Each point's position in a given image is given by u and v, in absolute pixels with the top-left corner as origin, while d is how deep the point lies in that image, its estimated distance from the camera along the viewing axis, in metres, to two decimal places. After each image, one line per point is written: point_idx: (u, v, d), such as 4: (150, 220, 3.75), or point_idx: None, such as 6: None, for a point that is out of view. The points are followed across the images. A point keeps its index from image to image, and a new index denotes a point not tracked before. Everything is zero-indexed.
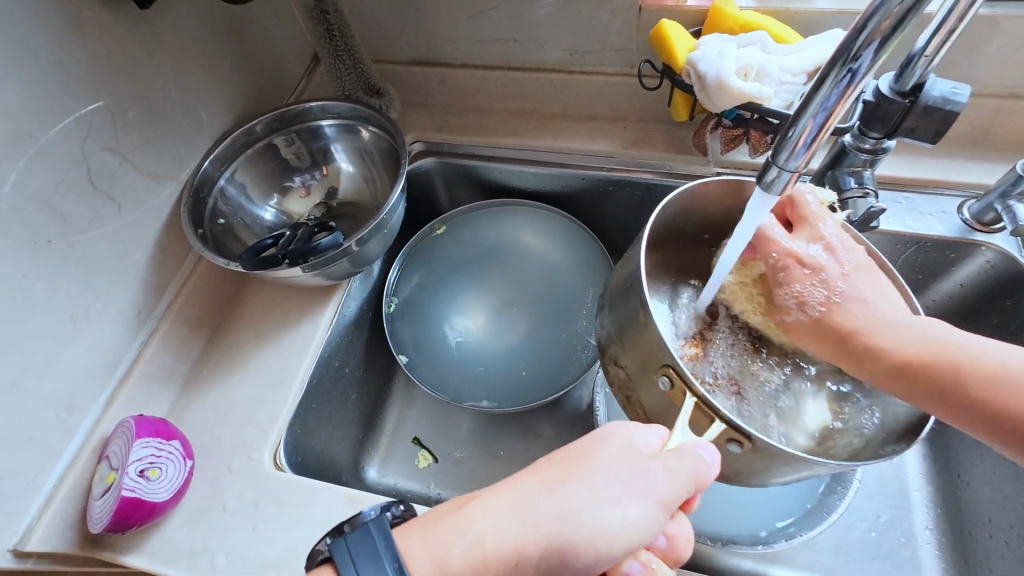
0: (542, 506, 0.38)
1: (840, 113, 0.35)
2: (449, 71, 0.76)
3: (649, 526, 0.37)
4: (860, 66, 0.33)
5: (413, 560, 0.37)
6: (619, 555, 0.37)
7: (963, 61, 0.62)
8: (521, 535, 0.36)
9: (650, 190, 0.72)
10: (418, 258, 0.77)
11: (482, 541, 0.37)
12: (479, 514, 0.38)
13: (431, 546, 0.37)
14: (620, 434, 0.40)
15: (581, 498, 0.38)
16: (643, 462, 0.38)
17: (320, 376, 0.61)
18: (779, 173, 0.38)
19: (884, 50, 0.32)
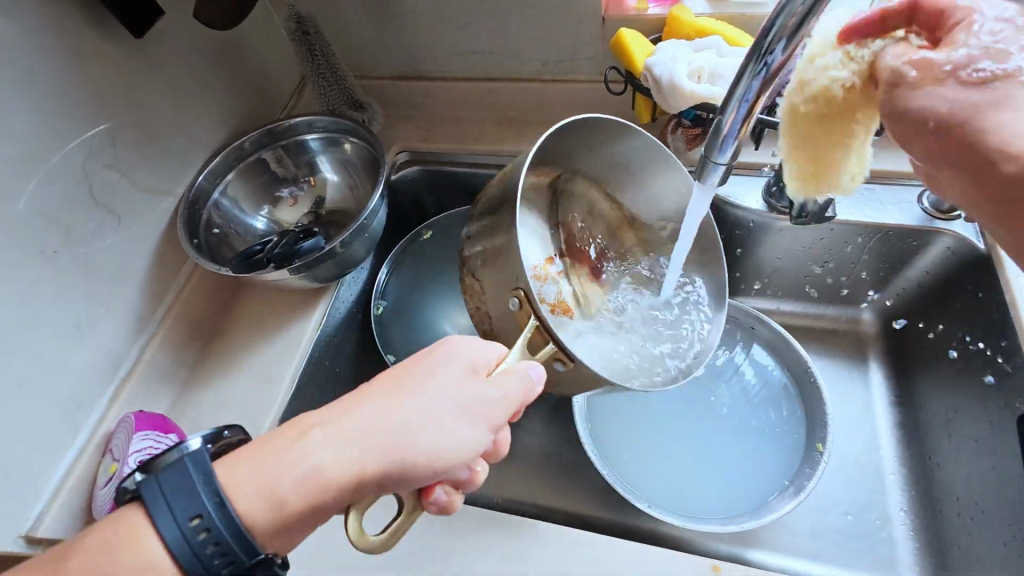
0: (381, 428, 0.37)
1: (761, 104, 0.38)
2: (430, 84, 0.81)
3: (480, 439, 0.39)
4: (773, 60, 0.35)
5: (234, 494, 0.34)
6: (450, 468, 0.38)
7: None
8: (357, 459, 0.36)
9: None
10: (405, 263, 0.81)
11: (317, 469, 0.36)
12: (315, 439, 0.37)
13: (259, 473, 0.35)
14: (462, 353, 0.42)
15: (418, 418, 0.38)
16: (480, 381, 0.41)
17: (310, 376, 0.65)
18: (714, 167, 0.41)
19: (794, 45, 0.35)
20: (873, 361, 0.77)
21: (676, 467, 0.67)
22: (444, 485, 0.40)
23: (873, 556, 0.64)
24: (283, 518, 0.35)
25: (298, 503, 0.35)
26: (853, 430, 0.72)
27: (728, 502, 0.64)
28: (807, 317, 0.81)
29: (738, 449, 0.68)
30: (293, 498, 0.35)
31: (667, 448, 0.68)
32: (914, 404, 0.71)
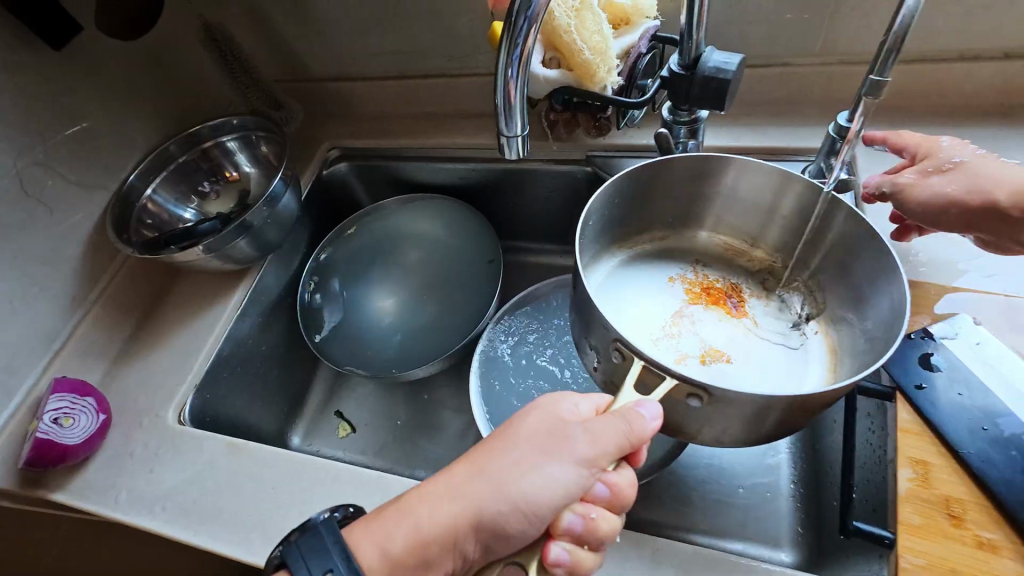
0: (468, 487, 0.37)
1: (528, 73, 0.42)
2: (353, 84, 0.87)
3: (570, 487, 0.36)
4: (525, 21, 0.39)
5: (359, 548, 0.39)
6: (549, 516, 0.36)
7: (790, 33, 0.65)
8: (455, 509, 0.37)
9: (530, 176, 0.80)
10: (333, 252, 0.85)
11: (418, 527, 0.38)
12: (419, 498, 0.39)
13: (393, 535, 0.38)
14: (549, 402, 0.40)
15: (504, 468, 0.37)
16: (566, 424, 0.38)
17: (229, 351, 0.72)
18: (508, 139, 0.46)
19: (534, 30, 0.40)
20: None
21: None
22: (563, 538, 0.35)
23: (759, 526, 0.63)
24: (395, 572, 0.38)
25: (408, 559, 0.38)
26: None
27: None
28: None
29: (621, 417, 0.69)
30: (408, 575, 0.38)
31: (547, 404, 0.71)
32: None
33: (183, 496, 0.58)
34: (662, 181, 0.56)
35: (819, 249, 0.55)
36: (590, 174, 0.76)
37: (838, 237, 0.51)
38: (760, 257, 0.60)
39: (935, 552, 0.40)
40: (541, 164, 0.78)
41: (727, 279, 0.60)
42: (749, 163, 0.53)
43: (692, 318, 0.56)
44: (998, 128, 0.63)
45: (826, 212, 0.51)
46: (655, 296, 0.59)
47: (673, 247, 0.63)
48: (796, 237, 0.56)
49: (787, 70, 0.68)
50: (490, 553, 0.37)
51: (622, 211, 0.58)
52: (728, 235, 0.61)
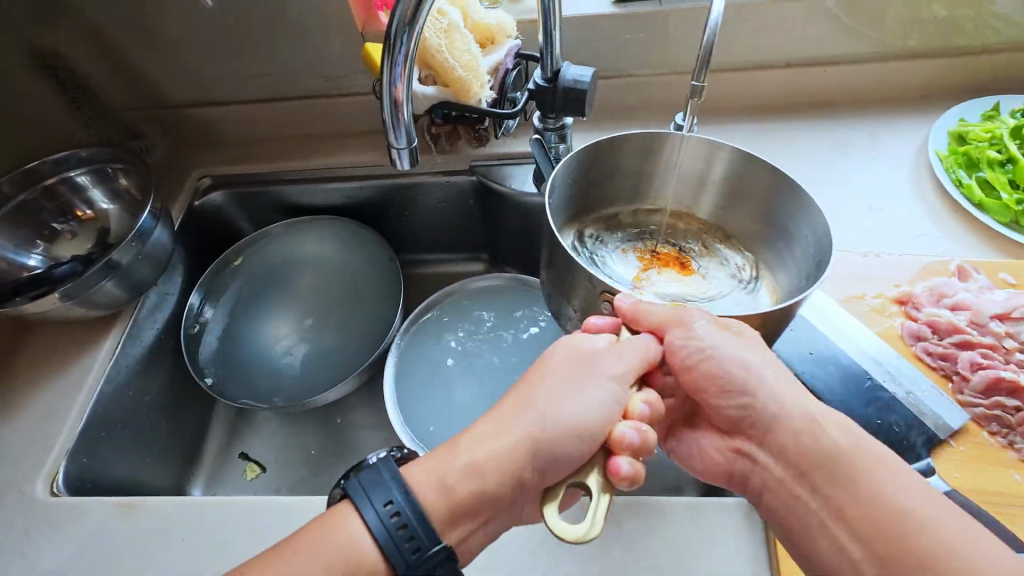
0: (520, 419, 0.43)
1: (409, 88, 0.45)
2: (222, 108, 0.84)
3: (608, 403, 0.44)
4: (402, 42, 0.42)
5: (414, 483, 0.41)
6: (600, 432, 0.42)
7: (630, 48, 0.76)
8: (510, 439, 0.42)
9: (419, 189, 0.83)
10: (217, 286, 0.80)
11: (473, 461, 0.42)
12: (469, 440, 0.43)
13: (451, 473, 0.41)
14: (570, 343, 0.48)
15: (550, 397, 0.44)
16: (594, 356, 0.46)
17: (105, 405, 0.65)
18: (398, 151, 0.48)
19: (414, 49, 0.43)
20: None
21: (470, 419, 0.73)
22: (625, 453, 0.41)
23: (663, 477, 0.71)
24: (456, 508, 0.40)
25: (463, 494, 0.41)
26: None
27: None
28: None
29: None
30: (460, 510, 0.41)
31: (464, 402, 0.74)
32: None
33: (72, 570, 0.52)
34: (610, 164, 0.62)
35: (743, 200, 0.62)
36: (476, 183, 0.81)
37: (755, 189, 0.60)
38: (699, 224, 0.66)
39: None
40: (428, 177, 0.81)
41: (673, 245, 0.65)
42: (683, 141, 0.59)
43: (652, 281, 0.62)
44: (796, 119, 0.78)
45: (748, 174, 0.59)
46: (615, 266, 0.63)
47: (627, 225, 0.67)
48: (729, 200, 0.63)
49: (632, 80, 0.79)
50: (545, 478, 0.42)
51: (577, 193, 0.62)
52: (671, 207, 0.66)
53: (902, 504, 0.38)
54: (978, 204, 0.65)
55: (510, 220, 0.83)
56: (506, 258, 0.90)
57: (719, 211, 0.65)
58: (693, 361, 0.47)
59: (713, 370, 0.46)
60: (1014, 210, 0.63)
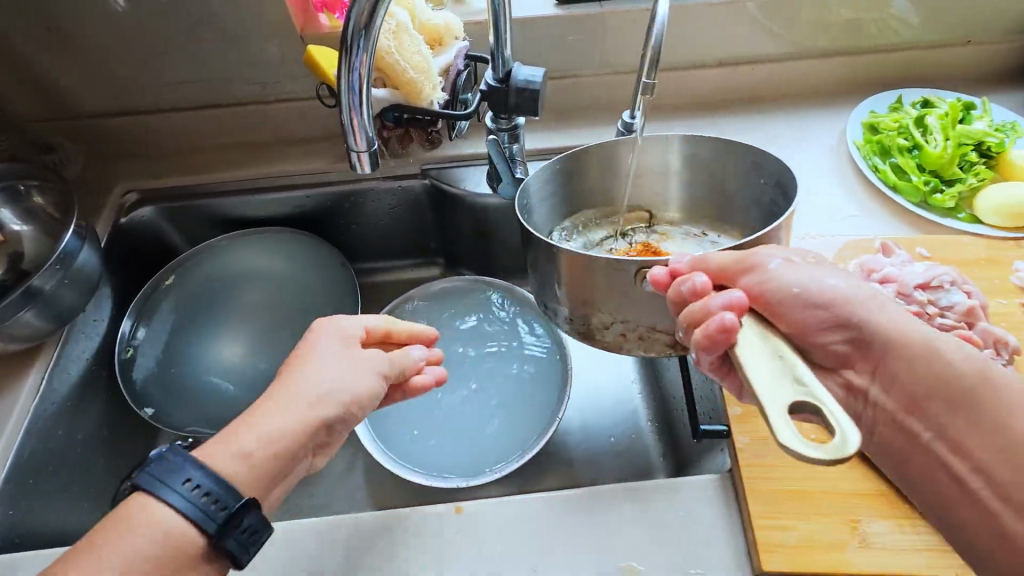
0: (307, 393, 0.44)
1: (370, 89, 0.44)
2: (147, 117, 0.78)
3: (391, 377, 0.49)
4: (360, 41, 0.41)
5: (210, 458, 0.40)
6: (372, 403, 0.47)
7: (572, 51, 0.78)
8: (289, 417, 0.42)
9: (369, 195, 0.81)
10: (153, 308, 0.74)
11: (260, 437, 0.41)
12: (253, 420, 0.42)
13: (241, 448, 0.40)
14: (333, 328, 0.49)
15: (306, 382, 0.44)
16: (347, 345, 0.48)
17: (33, 448, 0.58)
18: (358, 155, 0.47)
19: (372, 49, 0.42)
20: None
21: (445, 424, 0.71)
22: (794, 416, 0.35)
23: (631, 462, 0.74)
24: (247, 482, 0.40)
25: (257, 465, 0.40)
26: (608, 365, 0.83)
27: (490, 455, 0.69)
28: None
29: (509, 405, 0.72)
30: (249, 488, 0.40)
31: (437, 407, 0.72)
32: None
33: None
34: (579, 173, 0.62)
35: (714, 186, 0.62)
36: (429, 187, 0.80)
37: (720, 169, 0.60)
38: (672, 221, 0.65)
39: (754, 430, 0.53)
40: (379, 183, 0.80)
41: (646, 241, 0.64)
42: (647, 141, 0.60)
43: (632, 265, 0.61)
44: (731, 114, 0.83)
45: (711, 155, 0.60)
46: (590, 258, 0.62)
47: (605, 233, 0.65)
48: (696, 186, 0.63)
49: (576, 80, 0.81)
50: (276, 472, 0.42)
51: (551, 204, 0.62)
52: (644, 207, 0.65)
53: (1012, 436, 0.37)
54: (892, 186, 0.72)
55: (466, 222, 0.83)
56: (463, 261, 0.89)
57: (687, 206, 0.64)
58: (784, 306, 0.40)
59: (811, 314, 0.40)
60: (923, 191, 0.70)
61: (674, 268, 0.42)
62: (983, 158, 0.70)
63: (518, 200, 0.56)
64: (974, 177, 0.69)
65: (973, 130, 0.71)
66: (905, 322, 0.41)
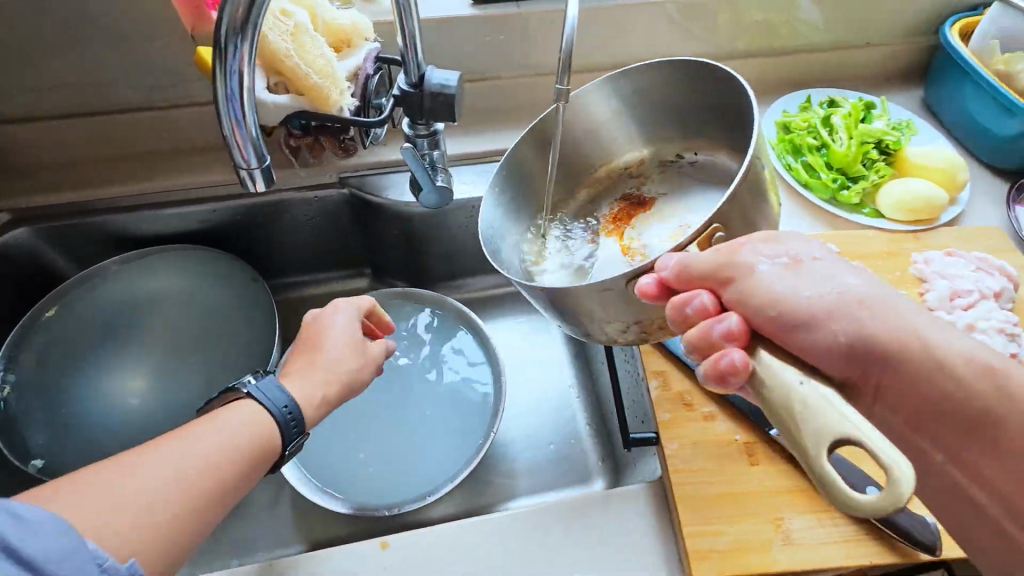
0: (318, 365, 0.51)
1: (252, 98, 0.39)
2: (16, 128, 0.70)
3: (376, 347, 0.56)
4: (232, 42, 0.37)
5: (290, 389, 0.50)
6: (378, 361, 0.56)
7: (492, 52, 0.76)
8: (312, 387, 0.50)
9: (282, 207, 0.75)
10: (36, 345, 0.68)
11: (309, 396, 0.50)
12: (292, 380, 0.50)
13: (295, 389, 0.50)
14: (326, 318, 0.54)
15: (315, 359, 0.52)
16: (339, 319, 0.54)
17: None
18: (247, 172, 0.43)
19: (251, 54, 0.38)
20: None
21: (375, 450, 0.69)
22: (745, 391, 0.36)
23: (571, 469, 0.73)
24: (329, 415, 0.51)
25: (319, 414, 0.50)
26: (544, 371, 0.81)
27: (418, 481, 0.67)
28: (500, 289, 0.88)
29: (440, 427, 0.70)
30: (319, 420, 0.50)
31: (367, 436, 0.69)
32: None
33: None
34: (524, 162, 0.58)
35: (648, 116, 0.61)
36: (348, 196, 0.76)
37: (652, 98, 0.59)
38: (642, 161, 0.62)
39: (683, 435, 0.53)
40: (292, 194, 0.74)
41: (624, 195, 0.62)
42: (584, 93, 0.59)
43: (645, 249, 0.55)
44: None
45: (630, 84, 0.58)
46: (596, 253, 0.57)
47: (585, 199, 0.64)
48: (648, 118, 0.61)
49: (498, 82, 0.79)
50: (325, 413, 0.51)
51: (516, 213, 0.58)
52: (603, 163, 0.63)
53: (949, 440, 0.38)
54: (804, 184, 0.75)
55: (391, 230, 0.79)
56: (392, 271, 0.85)
57: (647, 140, 0.62)
58: (785, 329, 0.36)
59: (814, 335, 0.36)
60: (831, 188, 0.73)
61: (663, 276, 0.39)
62: (884, 156, 0.74)
63: (483, 240, 0.52)
64: (876, 174, 0.73)
65: (874, 129, 0.74)
66: (906, 328, 0.37)
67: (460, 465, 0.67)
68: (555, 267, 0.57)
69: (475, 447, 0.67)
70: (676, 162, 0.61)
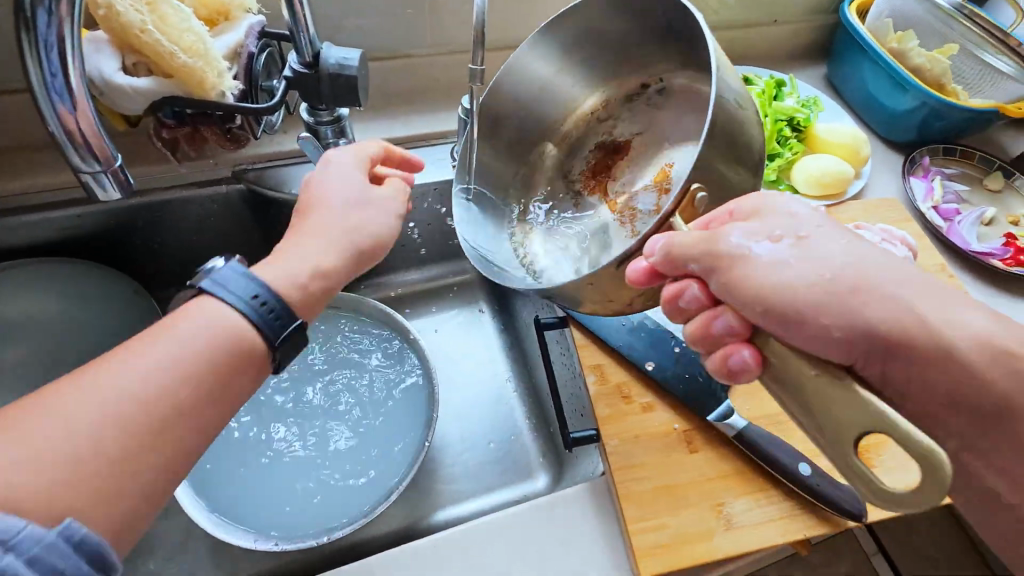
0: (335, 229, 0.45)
1: (82, 87, 0.34)
2: None
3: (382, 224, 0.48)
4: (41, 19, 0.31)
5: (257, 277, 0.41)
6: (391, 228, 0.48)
7: (400, 26, 0.69)
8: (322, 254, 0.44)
9: (164, 209, 0.65)
10: None
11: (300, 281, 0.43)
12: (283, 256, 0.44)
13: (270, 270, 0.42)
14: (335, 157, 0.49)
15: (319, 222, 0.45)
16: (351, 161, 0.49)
17: None
18: (93, 175, 0.37)
19: (71, 34, 0.32)
20: (483, 301, 0.83)
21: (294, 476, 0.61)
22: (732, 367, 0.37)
23: (514, 469, 0.70)
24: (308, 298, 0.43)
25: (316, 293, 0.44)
26: (480, 369, 0.77)
27: (342, 505, 0.60)
28: (427, 285, 0.83)
29: (368, 441, 0.64)
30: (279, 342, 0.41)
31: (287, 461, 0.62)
32: (514, 322, 0.79)
33: None
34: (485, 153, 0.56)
35: (590, 55, 0.57)
36: (247, 193, 0.66)
37: (590, 36, 0.55)
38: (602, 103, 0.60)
39: (622, 429, 0.52)
40: (177, 193, 0.64)
41: (596, 148, 0.60)
42: (520, 54, 0.55)
43: (636, 205, 0.54)
44: None
45: (566, 31, 0.54)
46: (586, 228, 0.56)
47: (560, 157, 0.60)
48: (589, 70, 0.58)
49: (409, 61, 0.72)
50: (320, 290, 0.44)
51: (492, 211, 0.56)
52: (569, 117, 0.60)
53: None
54: None
55: None
56: None
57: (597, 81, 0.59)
58: (782, 324, 0.35)
59: (805, 328, 0.35)
60: None
61: (651, 264, 0.39)
62: (796, 133, 0.76)
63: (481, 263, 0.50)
64: (789, 151, 0.75)
65: (785, 107, 0.76)
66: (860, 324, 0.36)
67: (392, 481, 0.61)
68: (545, 245, 0.56)
69: (409, 458, 0.62)
70: (631, 93, 0.59)
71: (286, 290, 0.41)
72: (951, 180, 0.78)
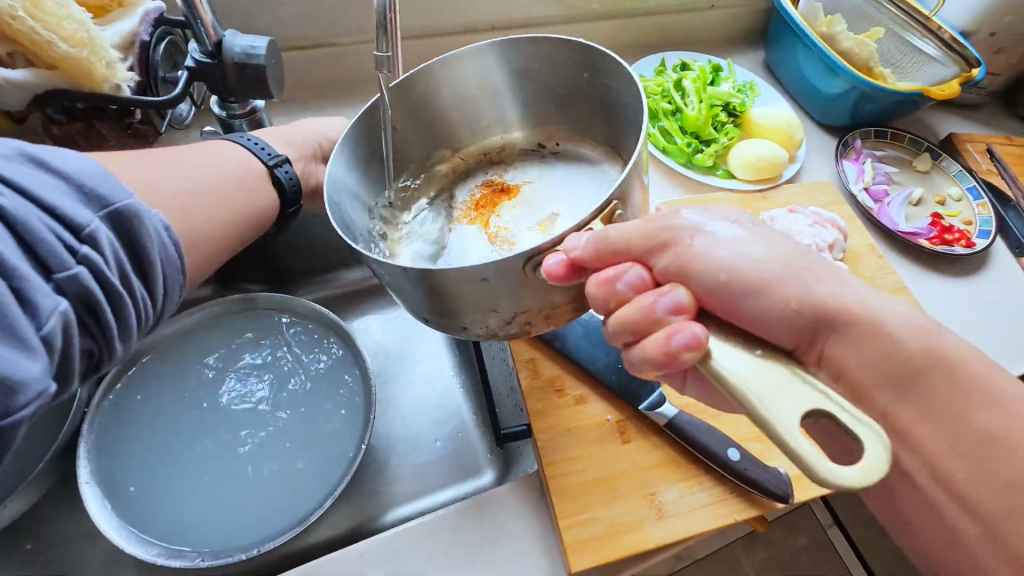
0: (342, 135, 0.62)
1: None
2: None
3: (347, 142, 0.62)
4: None
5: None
6: None
7: (322, 13, 0.66)
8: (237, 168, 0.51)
9: None
10: None
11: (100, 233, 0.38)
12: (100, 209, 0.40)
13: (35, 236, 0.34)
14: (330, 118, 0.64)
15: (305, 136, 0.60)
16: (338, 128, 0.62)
17: None
18: None
19: None
20: None
21: (226, 488, 0.59)
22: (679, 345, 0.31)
23: (460, 464, 0.68)
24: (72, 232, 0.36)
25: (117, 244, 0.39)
26: (424, 365, 0.75)
27: (278, 514, 0.58)
28: (369, 281, 0.81)
29: (303, 446, 0.61)
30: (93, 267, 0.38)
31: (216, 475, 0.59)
32: None
33: None
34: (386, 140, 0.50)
35: (524, 86, 0.55)
36: None
37: (535, 73, 0.53)
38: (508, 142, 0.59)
39: (555, 422, 0.52)
40: None
41: (484, 180, 0.58)
42: (457, 59, 0.51)
43: (513, 236, 0.50)
44: None
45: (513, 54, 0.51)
46: (454, 245, 0.52)
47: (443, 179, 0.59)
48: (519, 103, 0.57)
49: (335, 49, 0.69)
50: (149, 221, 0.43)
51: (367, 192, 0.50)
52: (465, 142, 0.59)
53: None
54: (662, 150, 0.76)
55: None
56: (239, 274, 0.75)
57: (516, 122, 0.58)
58: (735, 298, 0.33)
59: (764, 302, 0.34)
60: (686, 153, 0.74)
61: (573, 257, 0.34)
62: (732, 118, 0.76)
63: (332, 213, 0.42)
64: (725, 136, 0.75)
65: (721, 92, 0.76)
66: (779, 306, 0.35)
67: (327, 486, 0.58)
68: (414, 253, 0.52)
69: (345, 463, 0.59)
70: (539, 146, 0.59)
71: (290, 175, 0.53)
72: (882, 161, 0.79)
